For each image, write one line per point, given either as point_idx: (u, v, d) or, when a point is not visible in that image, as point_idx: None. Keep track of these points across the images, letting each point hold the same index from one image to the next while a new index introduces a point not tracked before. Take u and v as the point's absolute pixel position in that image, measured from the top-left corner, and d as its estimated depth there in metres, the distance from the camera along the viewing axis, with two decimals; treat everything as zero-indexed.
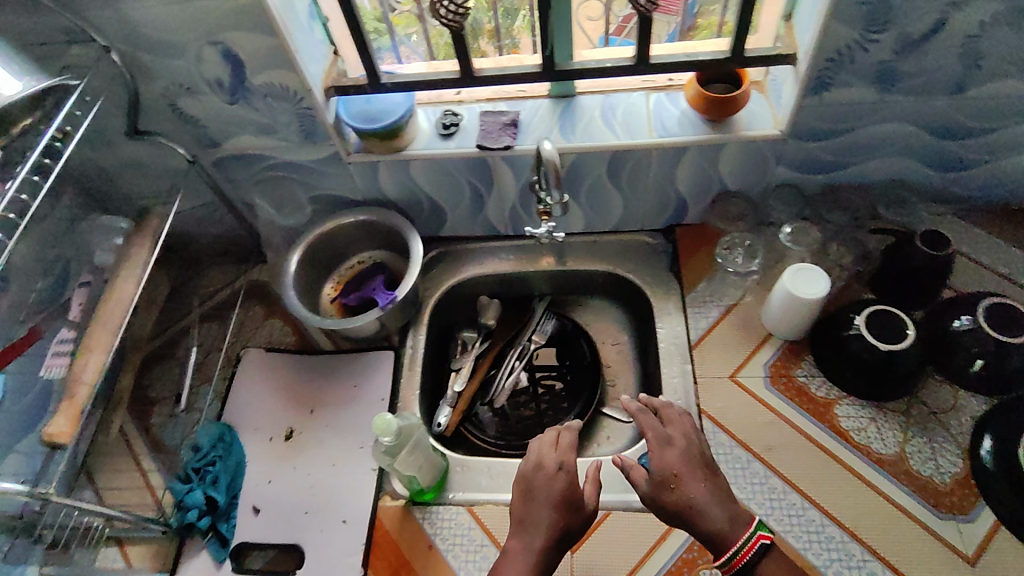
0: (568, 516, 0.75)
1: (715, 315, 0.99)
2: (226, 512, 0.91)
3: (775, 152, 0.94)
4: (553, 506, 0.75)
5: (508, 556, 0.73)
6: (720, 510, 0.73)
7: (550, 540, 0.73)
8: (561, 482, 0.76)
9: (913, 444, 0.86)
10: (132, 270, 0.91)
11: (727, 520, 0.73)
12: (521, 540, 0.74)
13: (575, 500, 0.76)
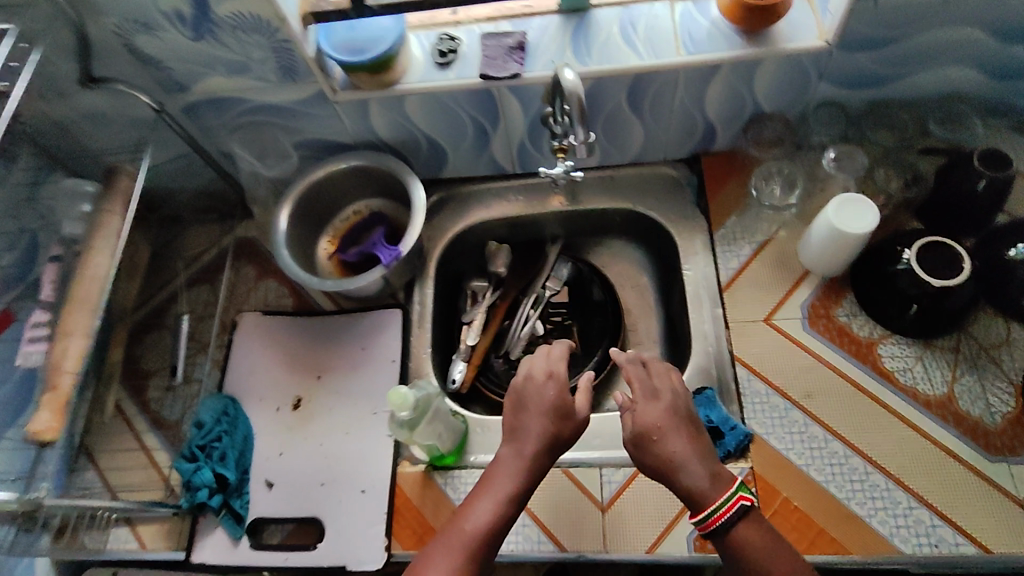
0: (560, 423, 0.73)
1: (747, 254, 0.91)
2: (238, 488, 0.86)
3: (817, 66, 0.83)
4: (542, 412, 0.73)
5: (494, 471, 0.71)
6: (699, 466, 0.68)
7: (535, 458, 0.71)
8: (551, 385, 0.76)
9: (963, 383, 0.79)
10: (107, 243, 0.80)
11: (709, 478, 0.67)
12: (511, 449, 0.72)
13: (567, 404, 0.74)
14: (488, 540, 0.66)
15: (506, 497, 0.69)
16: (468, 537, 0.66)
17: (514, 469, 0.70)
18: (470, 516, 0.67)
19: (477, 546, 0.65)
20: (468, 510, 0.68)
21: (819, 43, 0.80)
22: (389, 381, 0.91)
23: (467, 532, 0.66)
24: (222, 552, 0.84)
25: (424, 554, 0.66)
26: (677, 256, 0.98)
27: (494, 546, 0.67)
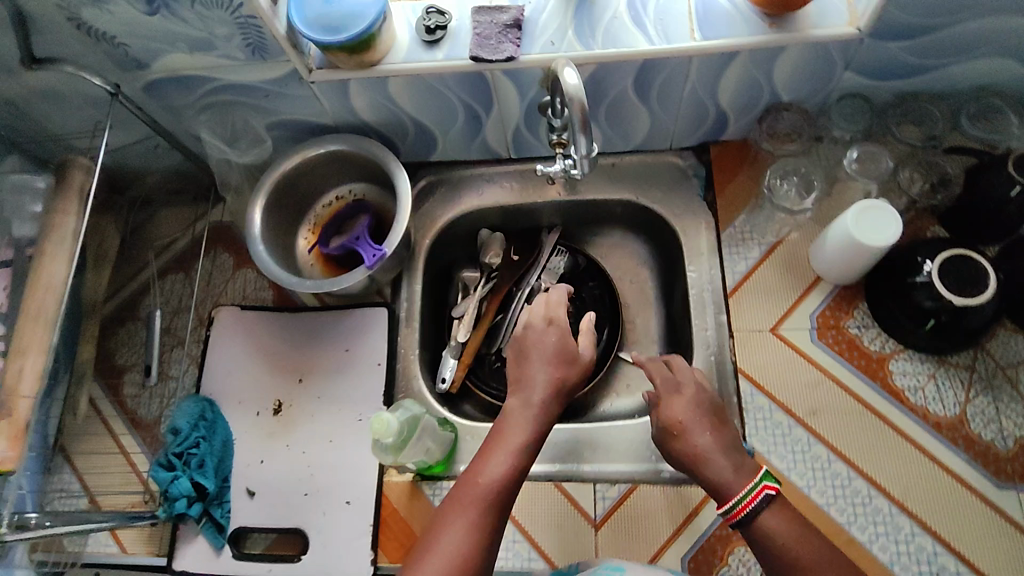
0: (563, 376, 0.73)
1: (756, 256, 0.86)
2: (218, 497, 0.83)
3: (844, 55, 0.75)
4: (547, 363, 0.73)
5: (503, 425, 0.69)
6: (722, 458, 0.67)
7: (542, 411, 0.70)
8: (553, 334, 0.76)
9: (976, 405, 0.76)
10: (60, 250, 0.75)
11: (732, 471, 0.66)
12: (518, 403, 0.71)
13: (570, 357, 0.74)
14: (506, 493, 0.64)
15: (518, 450, 0.67)
16: (486, 491, 0.63)
17: (524, 422, 0.69)
18: (485, 470, 0.65)
19: (495, 499, 0.63)
20: (481, 464, 0.66)
21: (849, 30, 0.71)
22: (375, 386, 0.87)
23: (484, 484, 0.64)
24: (204, 563, 0.81)
25: (439, 511, 0.64)
26: (681, 255, 0.91)
27: (509, 500, 0.65)
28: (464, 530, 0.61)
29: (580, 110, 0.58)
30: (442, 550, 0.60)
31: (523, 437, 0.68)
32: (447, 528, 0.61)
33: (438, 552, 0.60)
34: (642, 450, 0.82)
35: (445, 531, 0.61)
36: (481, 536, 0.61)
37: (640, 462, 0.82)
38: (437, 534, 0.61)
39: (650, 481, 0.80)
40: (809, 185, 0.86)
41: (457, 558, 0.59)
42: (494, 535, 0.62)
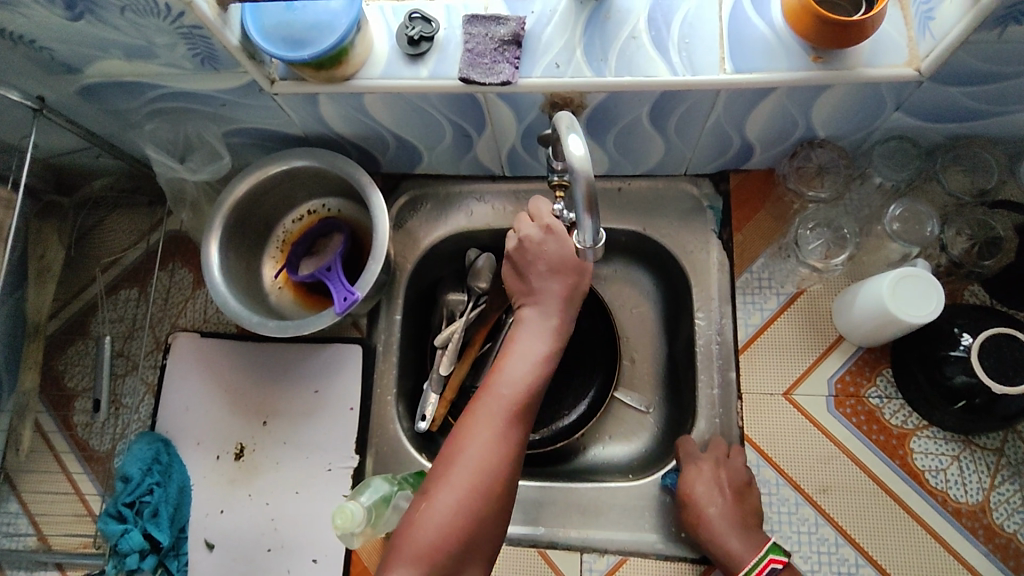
0: (576, 284, 0.67)
1: (772, 308, 0.77)
2: (174, 547, 0.77)
3: (897, 95, 0.64)
4: (557, 275, 0.67)
5: (518, 334, 0.66)
6: (736, 536, 0.67)
7: (561, 319, 0.66)
8: (564, 241, 0.67)
9: (1001, 492, 0.70)
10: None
11: (745, 550, 0.67)
12: (535, 313, 0.67)
13: (583, 269, 0.67)
14: (528, 401, 0.61)
15: (537, 356, 0.64)
16: (509, 399, 0.61)
17: (540, 334, 0.65)
18: (506, 379, 0.62)
19: (517, 408, 0.61)
20: (501, 373, 0.62)
21: (906, 71, 0.60)
22: (346, 432, 0.79)
23: (505, 396, 0.61)
24: None
25: (459, 422, 0.61)
26: (688, 296, 0.83)
27: (532, 407, 0.62)
28: (487, 442, 0.58)
29: (586, 196, 0.49)
30: (467, 460, 0.58)
31: (541, 345, 0.64)
32: (469, 439, 0.59)
33: (462, 464, 0.58)
34: (635, 518, 0.77)
35: (468, 442, 0.59)
36: (506, 446, 0.59)
37: (633, 531, 0.76)
38: (460, 445, 0.59)
39: (643, 554, 0.75)
40: (839, 234, 0.76)
41: (482, 469, 0.57)
42: (517, 447, 0.60)
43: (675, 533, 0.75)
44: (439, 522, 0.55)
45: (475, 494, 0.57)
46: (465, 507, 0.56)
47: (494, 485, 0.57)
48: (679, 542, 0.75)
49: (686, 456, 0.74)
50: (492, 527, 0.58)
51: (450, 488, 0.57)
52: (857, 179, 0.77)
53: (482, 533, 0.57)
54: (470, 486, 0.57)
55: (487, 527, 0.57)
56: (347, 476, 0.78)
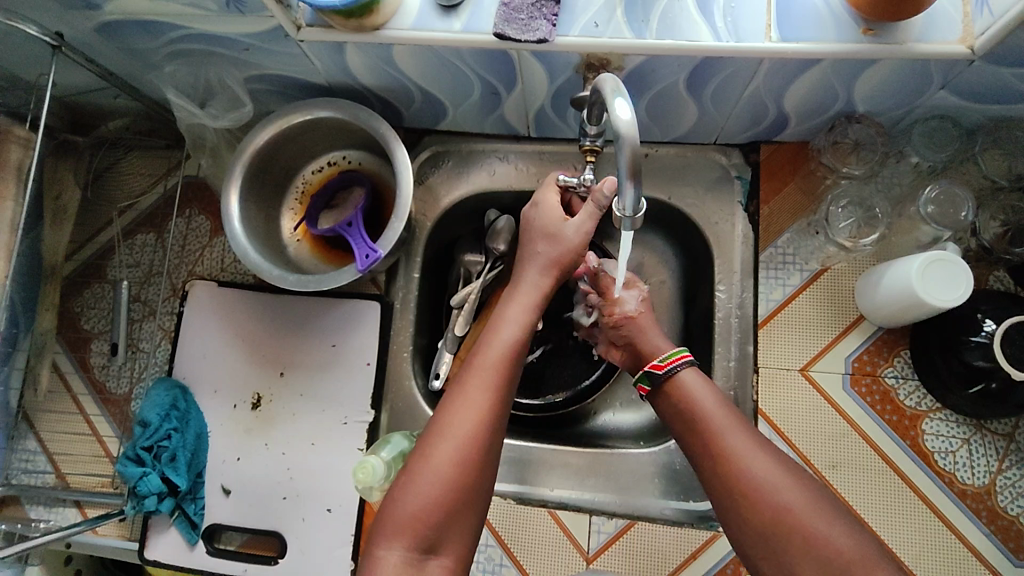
0: (559, 274, 0.69)
1: (794, 284, 0.77)
2: (191, 491, 0.79)
3: (945, 73, 0.62)
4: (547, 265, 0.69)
5: (501, 313, 0.67)
6: (706, 392, 0.64)
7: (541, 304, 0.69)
8: (570, 228, 0.68)
9: (1008, 476, 0.71)
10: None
11: (697, 385, 0.65)
12: (520, 297, 0.68)
13: (577, 256, 0.68)
14: (510, 381, 0.63)
15: (518, 335, 0.65)
16: (492, 376, 0.62)
17: (520, 317, 0.67)
18: (489, 357, 0.63)
19: (499, 382, 0.62)
20: (487, 351, 0.64)
21: (959, 49, 0.58)
22: (362, 387, 0.80)
23: (488, 375, 0.62)
24: (176, 556, 0.78)
25: (443, 398, 0.62)
26: (710, 268, 0.82)
27: (513, 385, 0.63)
28: (471, 417, 0.59)
29: (629, 161, 0.47)
30: (450, 434, 0.58)
31: (523, 325, 0.66)
32: (450, 414, 0.60)
33: (446, 437, 0.58)
34: (644, 484, 0.78)
35: (451, 416, 0.60)
36: (488, 424, 0.60)
37: (642, 496, 0.77)
38: (443, 422, 0.60)
39: (651, 518, 0.76)
40: (870, 214, 0.75)
41: (466, 442, 0.58)
42: (501, 423, 0.61)
43: (682, 500, 0.77)
44: (425, 494, 0.56)
45: (459, 468, 0.57)
46: (450, 481, 0.57)
47: (478, 460, 0.59)
48: (685, 508, 0.76)
49: (601, 275, 0.79)
50: (476, 501, 0.59)
51: (434, 461, 0.58)
52: (893, 157, 0.75)
53: (465, 508, 0.58)
54: (454, 459, 0.58)
55: (472, 502, 0.58)
56: (362, 430, 0.79)
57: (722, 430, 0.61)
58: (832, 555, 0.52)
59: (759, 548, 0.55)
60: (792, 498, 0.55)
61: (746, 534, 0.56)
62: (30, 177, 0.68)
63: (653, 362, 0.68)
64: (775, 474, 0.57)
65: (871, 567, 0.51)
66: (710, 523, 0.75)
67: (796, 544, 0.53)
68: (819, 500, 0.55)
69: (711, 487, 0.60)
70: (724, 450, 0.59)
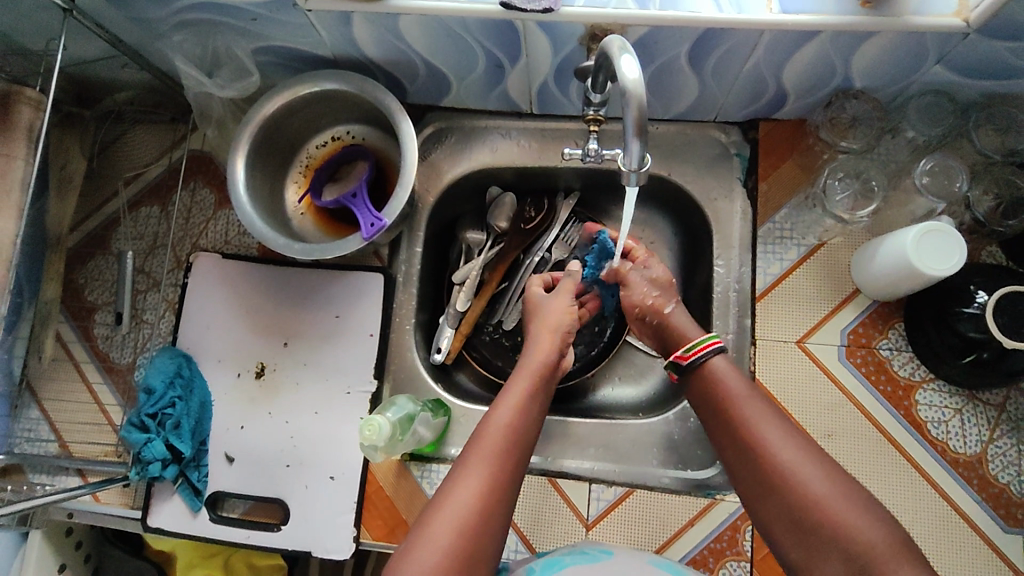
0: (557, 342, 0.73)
1: (792, 258, 0.78)
2: (194, 459, 0.79)
3: (941, 47, 0.63)
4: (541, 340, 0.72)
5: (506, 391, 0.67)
6: (736, 377, 0.65)
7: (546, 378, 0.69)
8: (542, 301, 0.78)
9: (999, 445, 0.72)
10: (7, 200, 0.67)
11: (728, 371, 0.65)
12: (523, 373, 0.68)
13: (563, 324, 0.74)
14: (514, 452, 0.61)
15: (525, 409, 0.65)
16: (496, 452, 0.60)
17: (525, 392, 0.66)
18: (494, 431, 0.62)
19: (502, 457, 0.60)
20: (488, 427, 0.62)
21: (955, 21, 0.60)
22: (365, 357, 0.81)
23: (492, 446, 0.60)
24: (180, 522, 0.79)
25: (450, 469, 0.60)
26: (709, 243, 0.83)
27: (519, 465, 0.61)
28: (474, 489, 0.57)
29: (636, 117, 0.48)
30: (453, 507, 0.56)
31: (523, 399, 0.65)
32: (456, 483, 0.58)
33: (449, 506, 0.56)
34: (642, 453, 0.79)
35: (455, 487, 0.58)
36: (490, 496, 0.58)
37: (640, 465, 0.79)
38: (446, 491, 0.58)
39: (648, 486, 0.77)
40: (866, 187, 0.77)
41: (469, 514, 0.56)
42: (504, 500, 0.59)
43: (680, 469, 0.78)
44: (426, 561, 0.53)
45: (461, 539, 0.55)
46: (451, 550, 0.54)
47: (481, 532, 0.56)
48: (683, 476, 0.78)
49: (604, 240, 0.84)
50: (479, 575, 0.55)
51: (437, 530, 0.55)
52: (888, 133, 0.77)
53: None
54: (455, 529, 0.55)
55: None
56: (365, 399, 0.80)
57: (749, 425, 0.61)
58: (855, 542, 0.51)
59: (790, 539, 0.55)
60: (818, 484, 0.55)
61: (774, 518, 0.57)
62: (40, 137, 0.69)
63: (679, 352, 0.69)
64: (802, 462, 0.57)
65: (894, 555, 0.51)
66: (708, 491, 0.76)
67: (820, 530, 0.53)
68: (848, 487, 0.55)
69: (741, 477, 0.60)
70: (756, 442, 0.59)
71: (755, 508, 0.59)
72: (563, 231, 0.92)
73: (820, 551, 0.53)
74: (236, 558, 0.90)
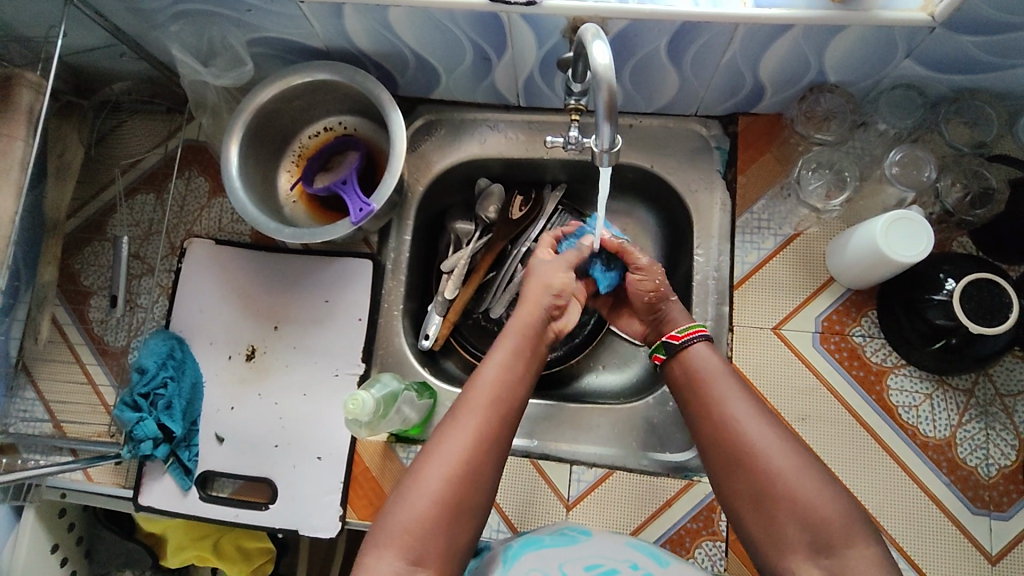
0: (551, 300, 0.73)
1: (769, 247, 0.80)
2: (185, 438, 0.81)
3: (909, 41, 0.66)
4: (531, 298, 0.74)
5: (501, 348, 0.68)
6: (715, 359, 0.68)
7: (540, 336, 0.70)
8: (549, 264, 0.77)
9: (967, 429, 0.75)
10: (6, 180, 0.69)
11: (706, 355, 0.68)
12: (513, 329, 0.70)
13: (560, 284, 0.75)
14: (505, 403, 0.63)
15: (513, 365, 0.66)
16: (486, 404, 0.62)
17: (512, 349, 0.68)
18: (484, 384, 0.64)
19: (494, 408, 0.62)
20: (478, 381, 0.64)
21: (920, 16, 0.62)
22: (353, 341, 0.83)
23: (482, 398, 0.62)
24: (170, 501, 0.81)
25: (441, 420, 0.62)
26: (690, 233, 0.86)
27: (511, 415, 0.63)
28: (465, 438, 0.60)
29: (606, 101, 0.50)
30: (443, 456, 0.59)
31: (512, 356, 0.67)
32: (446, 434, 0.60)
33: (439, 455, 0.59)
34: (624, 437, 0.81)
35: (446, 437, 0.60)
36: (479, 447, 0.60)
37: (620, 448, 0.81)
38: (437, 441, 0.60)
39: (628, 468, 0.79)
40: (840, 177, 0.79)
41: (459, 461, 0.59)
42: (494, 448, 0.61)
43: (658, 451, 0.80)
44: (415, 511, 0.56)
45: (450, 486, 0.57)
46: (440, 499, 0.57)
47: (471, 478, 0.58)
48: (661, 459, 0.80)
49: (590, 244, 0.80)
50: (470, 519, 0.58)
51: (426, 480, 0.58)
52: (863, 126, 0.80)
53: (456, 521, 0.57)
54: (444, 477, 0.58)
55: (461, 523, 0.57)
56: (352, 381, 0.82)
57: (722, 406, 0.63)
58: (818, 519, 0.55)
59: (752, 512, 0.59)
60: (785, 463, 0.59)
61: (738, 491, 0.60)
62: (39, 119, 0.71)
63: (671, 333, 0.72)
64: (768, 440, 0.60)
65: (849, 530, 0.55)
66: (686, 473, 0.78)
67: (782, 506, 0.57)
68: (811, 468, 0.58)
69: (711, 456, 0.63)
70: (724, 421, 0.62)
71: (720, 484, 0.62)
72: (550, 223, 0.94)
73: (781, 526, 0.57)
74: (226, 540, 0.91)
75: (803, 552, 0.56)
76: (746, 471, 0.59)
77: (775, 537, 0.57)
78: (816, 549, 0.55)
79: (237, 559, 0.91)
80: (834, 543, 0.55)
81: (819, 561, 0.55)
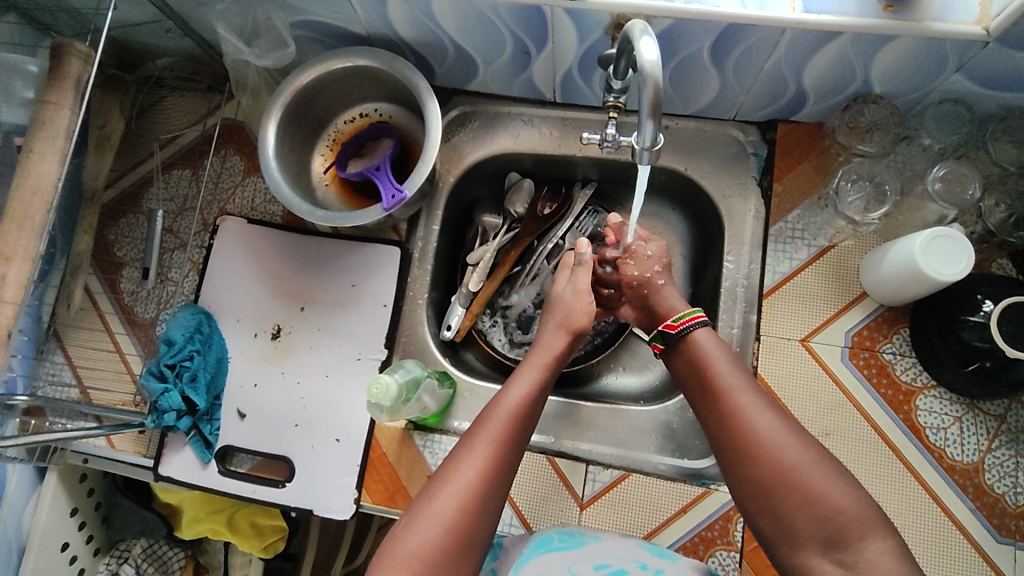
0: (574, 333, 0.74)
1: (802, 257, 0.79)
2: (208, 413, 0.82)
3: (961, 54, 0.64)
4: (561, 327, 0.74)
5: (515, 377, 0.68)
6: (719, 350, 0.67)
7: (555, 365, 0.71)
8: (570, 288, 0.77)
9: (997, 455, 0.73)
10: (52, 146, 0.71)
11: (710, 343, 0.67)
12: (534, 359, 0.71)
13: (583, 317, 0.74)
14: (522, 433, 0.63)
15: (532, 395, 0.66)
16: (504, 430, 0.62)
17: (531, 378, 0.68)
18: (504, 411, 0.64)
19: (510, 437, 0.62)
20: (498, 407, 0.64)
21: (975, 30, 0.60)
22: (376, 327, 0.83)
23: (503, 422, 0.62)
24: (190, 473, 0.82)
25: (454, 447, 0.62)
26: (720, 240, 0.85)
27: (520, 446, 0.64)
28: (478, 467, 0.59)
29: (650, 100, 0.50)
30: (457, 483, 0.58)
31: (534, 385, 0.67)
32: (463, 459, 0.60)
33: (454, 484, 0.58)
34: (641, 440, 0.81)
35: (461, 462, 0.60)
36: (493, 476, 0.60)
37: (637, 451, 0.80)
38: (450, 467, 0.60)
39: (645, 472, 0.79)
40: (879, 190, 0.78)
41: (471, 491, 0.58)
42: (503, 481, 0.61)
43: (677, 457, 0.79)
44: (426, 536, 0.56)
45: (462, 517, 0.57)
46: (450, 525, 0.56)
47: (481, 509, 0.58)
48: (679, 465, 0.79)
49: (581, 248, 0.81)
50: (472, 554, 0.57)
51: (438, 503, 0.57)
52: (905, 139, 0.79)
53: (464, 551, 0.57)
54: (457, 505, 0.57)
55: (470, 552, 0.57)
56: (374, 366, 0.82)
57: (738, 398, 0.62)
58: (835, 513, 0.53)
59: (760, 504, 0.57)
60: (797, 456, 0.57)
61: (747, 485, 0.58)
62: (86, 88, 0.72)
63: (669, 322, 0.72)
64: (784, 436, 0.58)
65: (867, 528, 0.53)
66: (702, 480, 0.77)
67: (792, 500, 0.55)
68: (826, 459, 0.57)
69: (721, 445, 0.61)
70: (733, 411, 0.61)
71: (730, 479, 0.60)
72: (577, 221, 0.94)
73: (794, 520, 0.55)
74: (241, 515, 0.92)
75: (815, 547, 0.54)
76: (761, 467, 0.57)
77: (785, 534, 0.56)
78: (830, 543, 0.53)
79: (250, 535, 0.92)
80: (848, 537, 0.53)
81: (832, 555, 0.53)
